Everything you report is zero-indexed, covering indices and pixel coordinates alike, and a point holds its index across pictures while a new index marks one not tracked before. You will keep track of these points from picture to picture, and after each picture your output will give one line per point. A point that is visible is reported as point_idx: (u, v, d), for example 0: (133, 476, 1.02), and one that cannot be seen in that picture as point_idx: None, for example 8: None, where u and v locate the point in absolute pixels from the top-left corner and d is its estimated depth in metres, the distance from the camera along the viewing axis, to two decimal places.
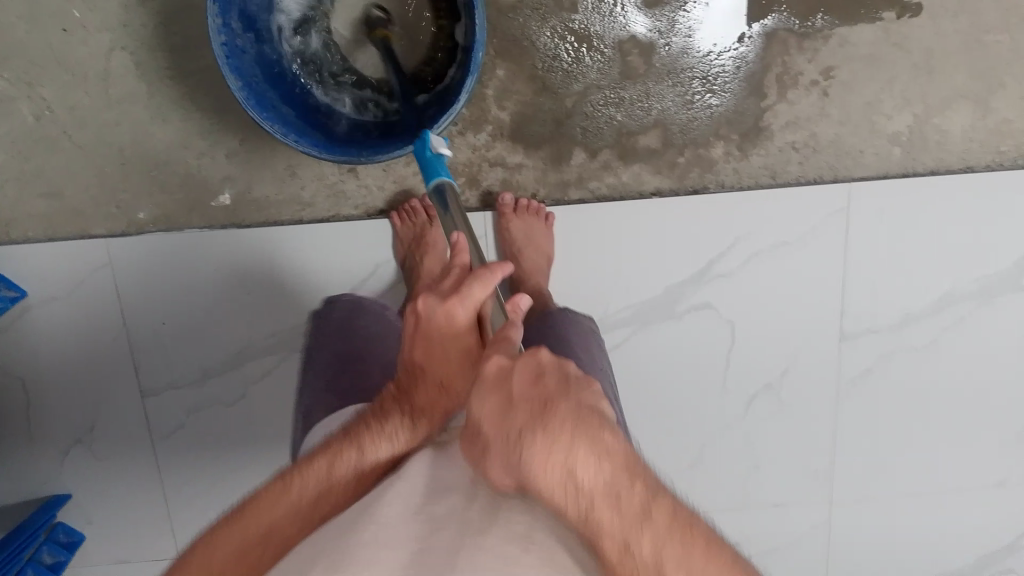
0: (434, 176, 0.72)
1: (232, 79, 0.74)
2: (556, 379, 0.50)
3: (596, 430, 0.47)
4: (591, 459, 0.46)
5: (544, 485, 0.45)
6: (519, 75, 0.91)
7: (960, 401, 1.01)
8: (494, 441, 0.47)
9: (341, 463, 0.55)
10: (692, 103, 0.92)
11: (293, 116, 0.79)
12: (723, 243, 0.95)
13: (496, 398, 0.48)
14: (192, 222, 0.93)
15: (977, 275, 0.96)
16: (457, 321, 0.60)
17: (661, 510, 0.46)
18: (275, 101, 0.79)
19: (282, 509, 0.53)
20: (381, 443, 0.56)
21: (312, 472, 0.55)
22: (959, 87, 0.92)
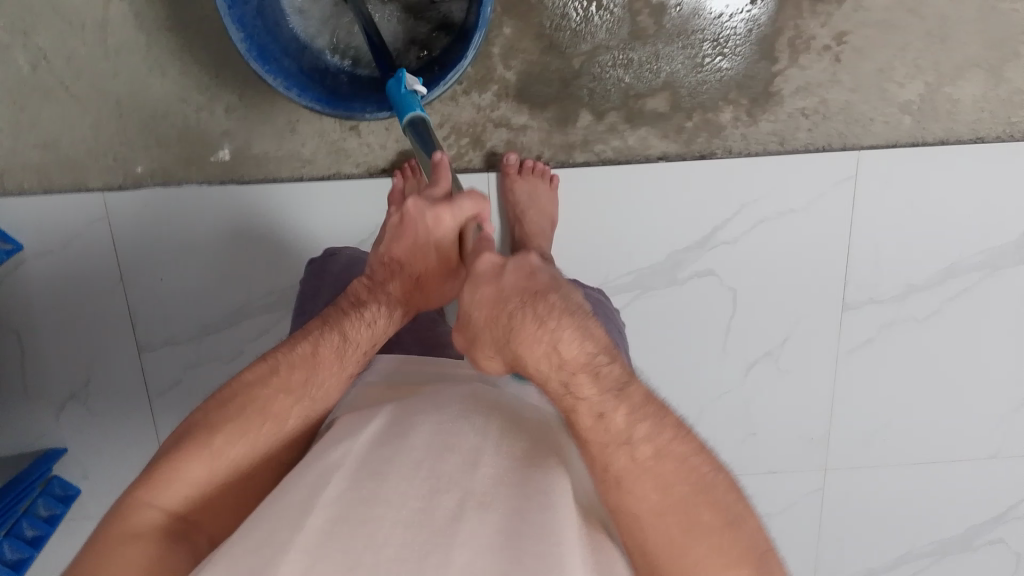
0: (407, 110, 0.71)
1: (235, 30, 0.72)
2: (547, 277, 0.58)
3: (584, 318, 0.54)
4: (576, 336, 0.52)
5: (531, 360, 0.53)
6: (526, 34, 0.89)
7: (958, 372, 1.01)
8: (484, 321, 0.56)
9: (325, 347, 0.61)
10: (702, 67, 0.90)
11: (295, 69, 0.77)
12: (728, 210, 0.94)
13: (490, 288, 0.56)
14: (190, 176, 0.92)
15: (982, 246, 0.96)
16: (442, 227, 0.65)
17: (636, 391, 0.52)
18: (277, 54, 0.76)
19: (273, 405, 0.58)
20: (365, 325, 0.63)
21: (294, 360, 0.60)
22: (973, 55, 0.90)
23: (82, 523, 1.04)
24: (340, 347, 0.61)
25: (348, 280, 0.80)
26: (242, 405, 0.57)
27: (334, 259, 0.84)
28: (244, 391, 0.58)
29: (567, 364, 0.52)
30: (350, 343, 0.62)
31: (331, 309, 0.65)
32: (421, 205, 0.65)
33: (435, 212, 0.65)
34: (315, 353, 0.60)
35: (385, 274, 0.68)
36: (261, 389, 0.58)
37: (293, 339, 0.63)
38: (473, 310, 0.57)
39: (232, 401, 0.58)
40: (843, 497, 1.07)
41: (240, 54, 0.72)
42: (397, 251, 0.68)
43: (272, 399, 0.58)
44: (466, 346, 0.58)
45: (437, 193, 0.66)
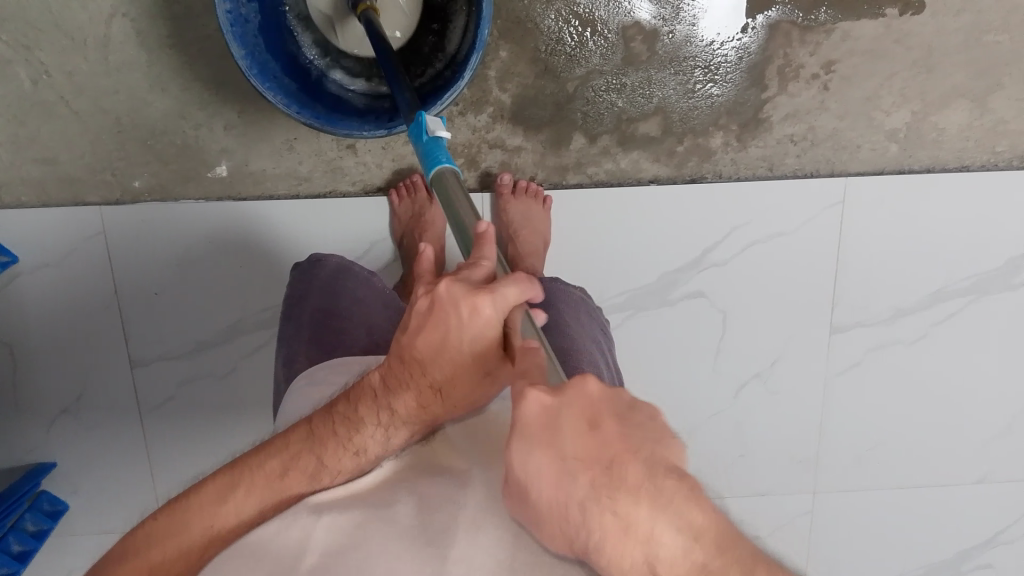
0: (434, 163, 0.65)
1: (236, 47, 0.73)
2: (614, 421, 0.43)
3: (670, 489, 0.41)
4: (666, 528, 0.41)
5: (609, 555, 0.42)
6: (521, 58, 0.90)
7: (944, 396, 1.03)
8: (553, 508, 0.43)
9: (295, 474, 0.54)
10: (693, 92, 0.92)
11: (294, 88, 0.79)
12: (718, 233, 0.95)
13: (553, 462, 0.42)
14: (188, 192, 0.93)
15: (968, 272, 0.97)
16: (481, 319, 0.50)
17: (742, 562, 0.42)
18: (277, 72, 0.78)
19: (230, 521, 0.53)
20: (346, 457, 0.54)
21: (262, 471, 0.54)
22: (958, 85, 0.93)
23: (69, 538, 1.03)
24: (310, 475, 0.54)
25: (331, 291, 0.82)
26: (249, 462, 0.55)
27: (319, 268, 0.84)
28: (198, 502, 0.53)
29: (656, 565, 0.41)
30: (325, 471, 0.54)
31: (324, 415, 0.56)
32: (455, 289, 0.50)
33: (471, 305, 0.50)
34: (283, 475, 0.54)
35: (404, 376, 0.54)
36: (261, 455, 0.55)
37: (269, 449, 0.55)
38: (536, 486, 0.43)
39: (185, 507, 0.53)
40: (832, 520, 1.08)
41: (240, 72, 0.73)
42: (415, 346, 0.53)
43: (272, 464, 0.54)
44: (528, 519, 0.45)
45: (476, 277, 0.52)
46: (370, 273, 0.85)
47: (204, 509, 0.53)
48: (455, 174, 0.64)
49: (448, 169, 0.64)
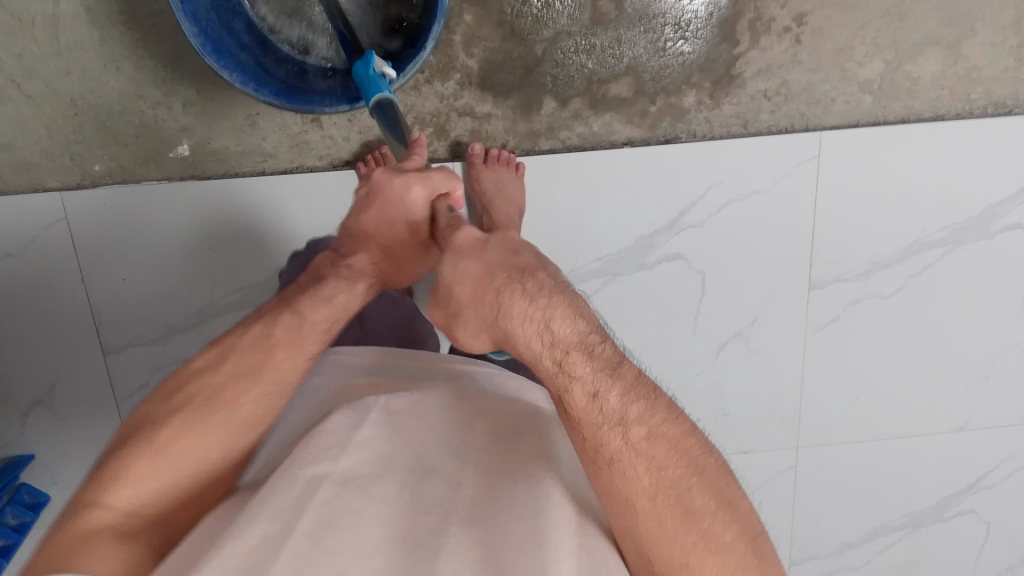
0: (375, 91, 0.73)
1: (187, 24, 0.70)
2: (530, 255, 0.60)
3: (575, 297, 0.56)
4: (567, 319, 0.55)
5: (524, 335, 0.54)
6: (487, 21, 0.88)
7: (923, 347, 1.03)
8: (472, 302, 0.57)
9: (279, 329, 0.63)
10: (664, 51, 0.90)
11: (251, 63, 0.76)
12: (694, 194, 0.94)
13: (476, 263, 0.58)
14: (150, 174, 0.90)
15: (944, 222, 0.97)
16: (410, 197, 0.68)
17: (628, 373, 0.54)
18: (232, 48, 0.75)
19: (237, 397, 0.59)
20: (320, 305, 0.65)
21: (245, 348, 0.62)
22: (930, 33, 0.91)
23: None
24: (294, 323, 0.64)
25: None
26: (198, 392, 0.59)
27: (313, 253, 0.83)
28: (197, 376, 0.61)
29: (562, 342, 0.54)
30: (307, 320, 0.64)
31: (291, 287, 0.69)
32: (389, 176, 0.69)
33: (402, 180, 0.68)
34: (268, 333, 0.63)
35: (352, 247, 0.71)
36: (220, 377, 0.60)
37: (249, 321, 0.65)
38: (458, 286, 0.58)
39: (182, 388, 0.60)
40: (816, 472, 1.09)
41: (193, 49, 0.70)
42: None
43: (232, 380, 0.60)
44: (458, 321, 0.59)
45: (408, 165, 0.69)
46: None
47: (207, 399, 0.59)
48: (394, 102, 0.73)
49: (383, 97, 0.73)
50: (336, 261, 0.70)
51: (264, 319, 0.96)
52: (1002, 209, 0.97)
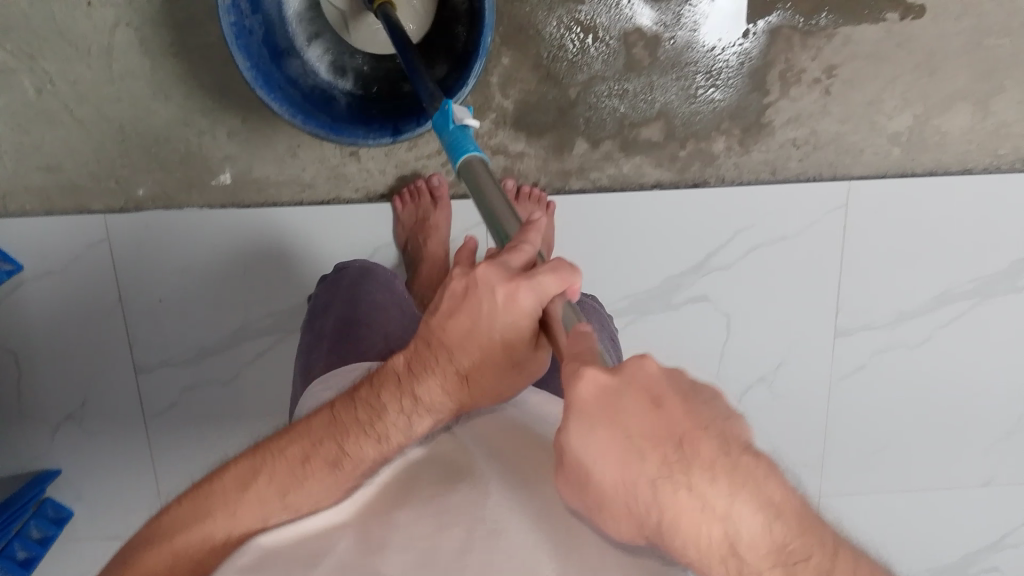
0: (462, 151, 0.62)
1: (241, 60, 0.72)
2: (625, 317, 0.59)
3: None
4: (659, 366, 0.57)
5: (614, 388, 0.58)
6: (523, 63, 0.90)
7: (949, 399, 1.02)
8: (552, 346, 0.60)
9: (315, 458, 0.54)
10: (695, 98, 0.92)
11: (300, 97, 0.79)
12: (723, 236, 0.95)
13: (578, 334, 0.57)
14: (192, 200, 0.93)
15: (972, 274, 0.97)
16: (518, 308, 0.48)
17: None
18: (281, 82, 0.77)
19: (242, 507, 0.52)
20: (399, 419, 0.53)
21: (276, 469, 0.54)
22: (960, 88, 0.93)
23: (73, 545, 1.03)
24: (333, 464, 0.53)
25: (354, 300, 0.80)
26: (210, 492, 0.54)
27: (344, 272, 0.85)
28: (213, 490, 0.54)
29: None
30: (365, 453, 0.53)
31: (347, 404, 0.56)
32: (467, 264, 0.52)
33: (506, 285, 0.48)
34: (302, 466, 0.53)
35: None
36: (242, 493, 0.53)
37: (286, 438, 0.56)
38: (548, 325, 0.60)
39: (215, 482, 0.54)
40: (838, 522, 1.08)
41: (247, 83, 0.73)
42: (435, 330, 0.53)
43: (285, 485, 0.53)
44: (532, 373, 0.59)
45: (510, 258, 0.49)
46: (393, 276, 0.85)
47: (224, 505, 0.53)
48: (484, 163, 0.62)
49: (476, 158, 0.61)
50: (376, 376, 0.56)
51: (294, 344, 0.98)
52: None
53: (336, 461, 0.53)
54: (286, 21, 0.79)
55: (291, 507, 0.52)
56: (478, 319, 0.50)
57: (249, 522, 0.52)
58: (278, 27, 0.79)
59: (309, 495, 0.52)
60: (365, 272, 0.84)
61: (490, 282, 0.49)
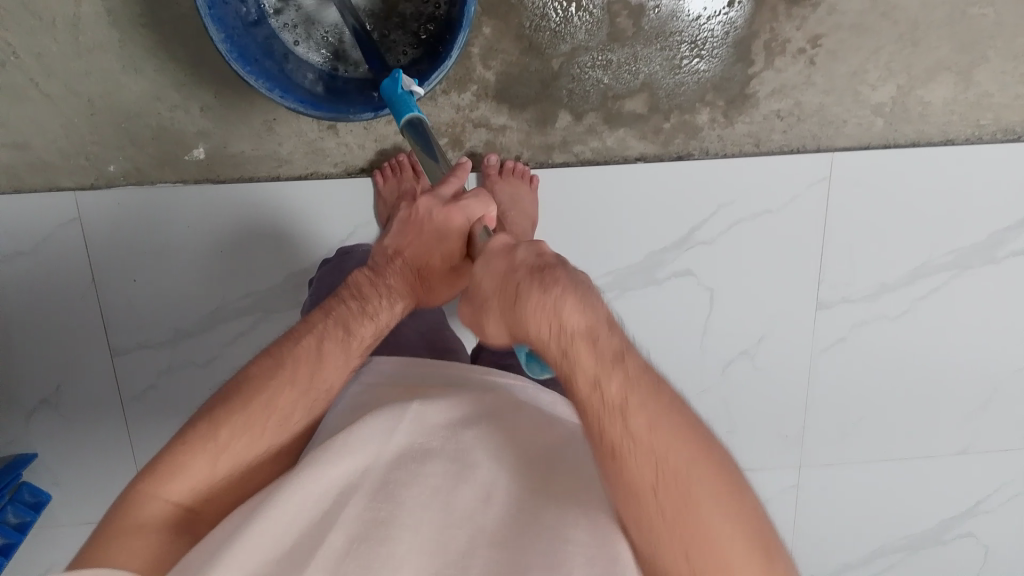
0: (405, 111, 0.72)
1: (216, 31, 0.70)
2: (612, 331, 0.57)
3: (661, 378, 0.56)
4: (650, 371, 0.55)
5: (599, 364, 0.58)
6: (505, 34, 0.89)
7: (929, 368, 1.03)
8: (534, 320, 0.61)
9: (329, 345, 0.62)
10: (679, 68, 0.91)
11: (276, 70, 0.76)
12: (706, 210, 0.95)
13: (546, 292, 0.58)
14: (165, 177, 0.90)
15: (952, 246, 0.98)
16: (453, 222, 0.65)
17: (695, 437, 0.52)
18: (258, 54, 0.75)
19: (278, 407, 0.59)
20: (383, 304, 0.65)
21: (300, 355, 0.61)
22: (942, 59, 0.92)
23: (52, 530, 1.02)
24: (344, 342, 0.62)
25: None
26: (242, 402, 0.58)
27: (349, 256, 0.89)
28: (253, 382, 0.60)
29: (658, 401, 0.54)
30: (354, 338, 0.63)
31: (336, 302, 0.65)
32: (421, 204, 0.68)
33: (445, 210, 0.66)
34: (319, 348, 0.61)
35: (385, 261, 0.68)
36: (267, 386, 0.59)
37: (297, 334, 0.63)
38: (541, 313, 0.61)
39: (237, 393, 0.59)
40: (818, 492, 1.09)
41: (220, 55, 0.70)
42: (399, 244, 0.69)
43: (276, 393, 0.59)
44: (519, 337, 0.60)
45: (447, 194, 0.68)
46: None
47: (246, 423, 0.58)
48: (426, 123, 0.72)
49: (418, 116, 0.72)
50: (373, 279, 0.67)
51: (274, 323, 0.96)
52: (1009, 235, 0.97)
53: (345, 337, 0.62)
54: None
55: (292, 417, 0.60)
56: (438, 227, 0.66)
57: (250, 445, 0.58)
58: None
59: (327, 384, 0.61)
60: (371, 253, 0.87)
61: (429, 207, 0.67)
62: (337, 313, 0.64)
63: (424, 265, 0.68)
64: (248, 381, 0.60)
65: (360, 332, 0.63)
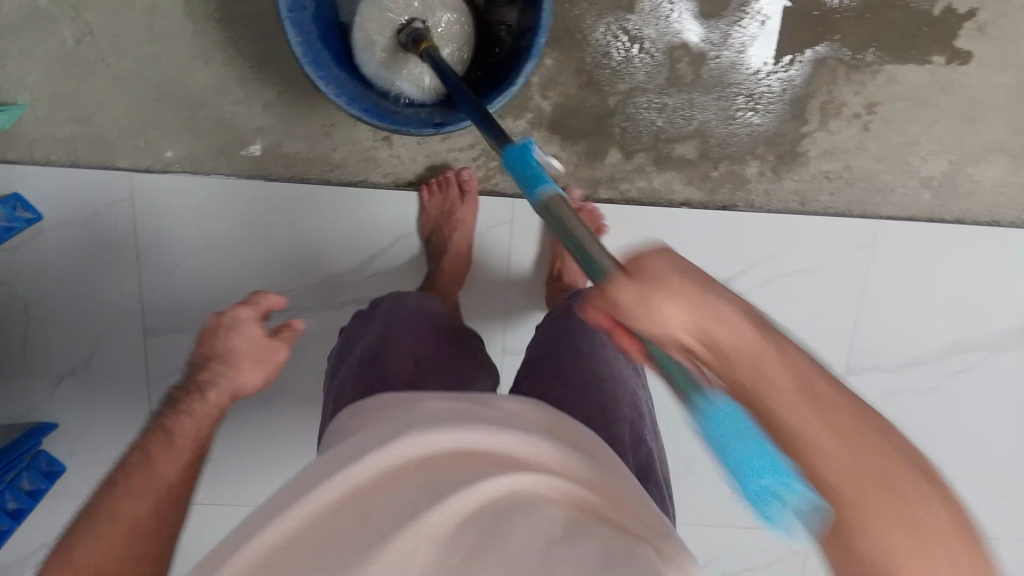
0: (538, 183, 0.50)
1: (292, 33, 0.73)
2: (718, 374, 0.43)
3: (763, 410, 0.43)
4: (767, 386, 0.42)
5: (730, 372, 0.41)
6: (567, 67, 0.90)
7: (951, 446, 1.02)
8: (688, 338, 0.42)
9: (169, 444, 0.62)
10: (733, 119, 0.92)
11: (345, 77, 0.78)
12: (744, 261, 0.95)
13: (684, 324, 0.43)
14: (219, 167, 0.92)
15: (986, 328, 0.97)
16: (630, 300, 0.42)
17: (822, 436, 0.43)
18: (330, 59, 0.77)
19: (154, 473, 0.59)
20: (194, 400, 0.65)
21: (157, 453, 0.60)
22: (997, 139, 0.93)
23: (60, 501, 1.02)
24: (168, 442, 0.62)
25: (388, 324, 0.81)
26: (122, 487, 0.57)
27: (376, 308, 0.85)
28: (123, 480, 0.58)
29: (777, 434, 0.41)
30: (180, 438, 0.63)
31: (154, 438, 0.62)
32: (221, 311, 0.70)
33: (239, 309, 0.70)
34: (152, 458, 0.60)
35: (205, 376, 0.67)
36: (135, 472, 0.58)
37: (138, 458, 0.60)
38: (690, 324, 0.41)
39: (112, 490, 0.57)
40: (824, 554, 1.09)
41: (295, 58, 0.73)
42: (204, 351, 0.69)
43: (153, 466, 0.59)
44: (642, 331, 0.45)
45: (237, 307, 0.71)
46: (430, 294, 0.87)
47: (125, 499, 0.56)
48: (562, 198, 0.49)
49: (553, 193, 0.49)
50: (189, 396, 0.66)
51: (306, 322, 0.97)
52: None
53: (170, 441, 0.62)
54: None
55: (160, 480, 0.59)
56: (228, 330, 0.69)
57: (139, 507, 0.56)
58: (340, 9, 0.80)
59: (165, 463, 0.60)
60: (395, 302, 0.85)
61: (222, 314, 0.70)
62: (147, 442, 0.61)
63: (212, 369, 0.67)
64: (101, 512, 0.55)
65: (158, 464, 0.59)
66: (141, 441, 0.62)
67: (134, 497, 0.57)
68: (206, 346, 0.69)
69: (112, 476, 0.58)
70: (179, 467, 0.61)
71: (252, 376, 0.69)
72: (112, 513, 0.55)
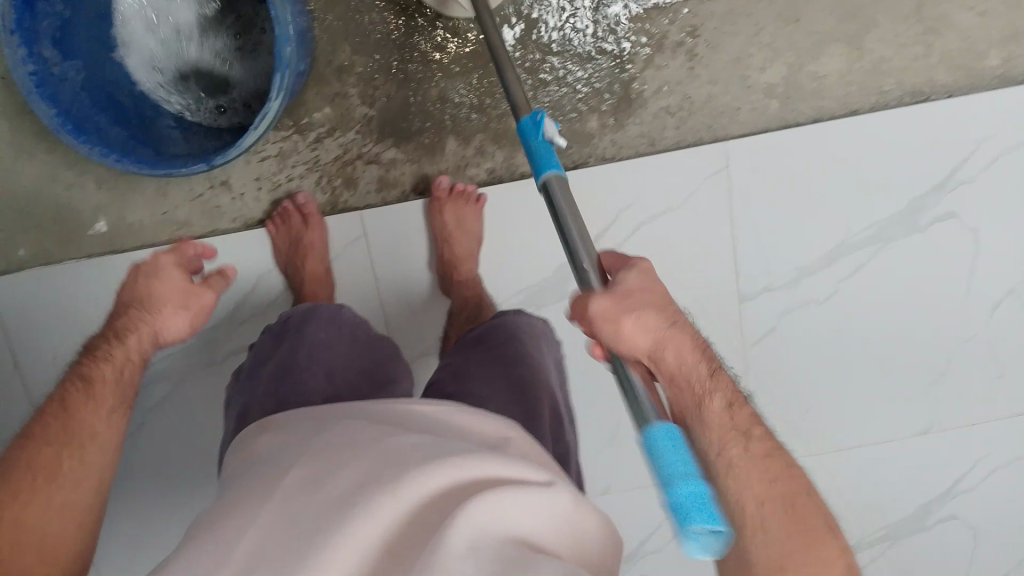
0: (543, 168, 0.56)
1: (44, 109, 0.76)
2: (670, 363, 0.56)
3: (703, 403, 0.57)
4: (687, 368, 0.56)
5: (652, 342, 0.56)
6: (378, 69, 0.89)
7: (873, 348, 0.98)
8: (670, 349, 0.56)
9: (122, 373, 0.70)
10: (559, 79, 0.90)
11: (124, 137, 0.81)
12: (608, 215, 0.93)
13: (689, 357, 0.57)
14: (71, 254, 0.92)
15: (871, 221, 0.94)
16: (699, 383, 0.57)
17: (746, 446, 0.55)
18: (103, 125, 0.81)
19: (88, 423, 0.66)
20: (167, 327, 0.73)
21: (77, 405, 0.66)
22: (829, 32, 0.90)
23: None
24: (135, 367, 0.71)
25: (296, 342, 0.77)
26: (58, 437, 0.64)
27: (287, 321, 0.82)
28: (45, 439, 0.63)
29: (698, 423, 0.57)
30: (98, 385, 0.68)
31: (65, 389, 0.67)
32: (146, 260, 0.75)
33: (151, 262, 0.75)
34: (118, 383, 0.70)
35: (129, 325, 0.72)
36: (79, 409, 0.66)
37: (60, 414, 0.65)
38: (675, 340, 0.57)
39: (57, 434, 0.64)
40: None
41: (53, 129, 0.76)
42: (121, 324, 0.72)
43: (80, 418, 0.65)
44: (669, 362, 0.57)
45: (161, 258, 0.75)
46: (338, 307, 0.82)
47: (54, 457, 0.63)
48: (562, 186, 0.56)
49: (552, 176, 0.56)
50: (114, 340, 0.71)
51: (193, 385, 0.95)
52: (931, 200, 0.93)
53: (109, 383, 0.69)
54: (120, 46, 0.83)
55: (120, 399, 0.69)
56: (154, 276, 0.74)
57: (68, 464, 0.63)
58: (126, 73, 0.83)
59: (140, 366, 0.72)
60: (306, 313, 0.81)
61: (148, 261, 0.75)
62: (63, 392, 0.67)
63: (133, 315, 0.72)
64: (17, 463, 0.61)
65: (95, 392, 0.68)
66: (59, 390, 0.67)
67: (50, 448, 0.63)
68: (132, 292, 0.74)
69: (35, 424, 0.65)
70: (103, 415, 0.67)
71: (173, 320, 0.74)
72: (30, 461, 0.61)
